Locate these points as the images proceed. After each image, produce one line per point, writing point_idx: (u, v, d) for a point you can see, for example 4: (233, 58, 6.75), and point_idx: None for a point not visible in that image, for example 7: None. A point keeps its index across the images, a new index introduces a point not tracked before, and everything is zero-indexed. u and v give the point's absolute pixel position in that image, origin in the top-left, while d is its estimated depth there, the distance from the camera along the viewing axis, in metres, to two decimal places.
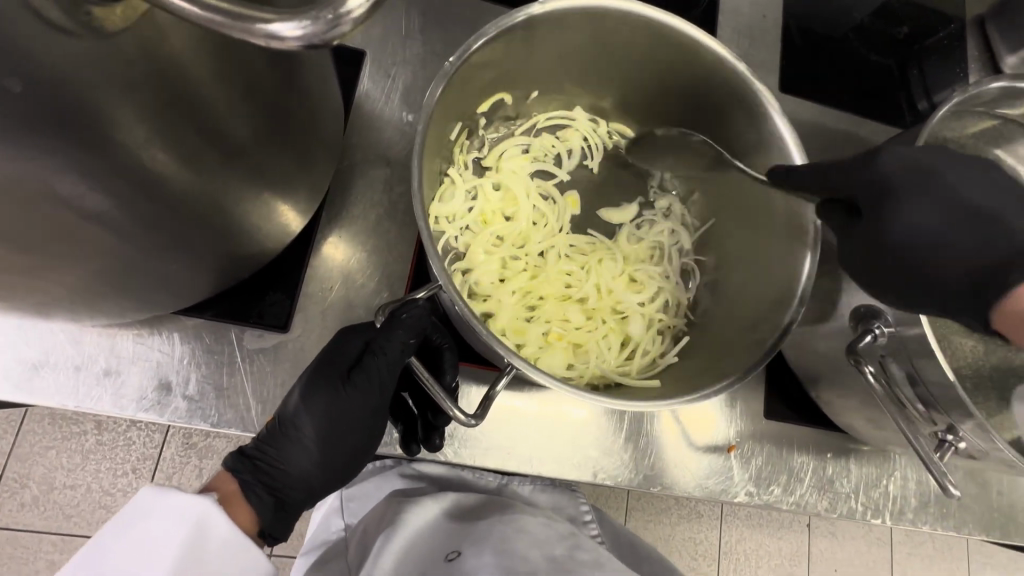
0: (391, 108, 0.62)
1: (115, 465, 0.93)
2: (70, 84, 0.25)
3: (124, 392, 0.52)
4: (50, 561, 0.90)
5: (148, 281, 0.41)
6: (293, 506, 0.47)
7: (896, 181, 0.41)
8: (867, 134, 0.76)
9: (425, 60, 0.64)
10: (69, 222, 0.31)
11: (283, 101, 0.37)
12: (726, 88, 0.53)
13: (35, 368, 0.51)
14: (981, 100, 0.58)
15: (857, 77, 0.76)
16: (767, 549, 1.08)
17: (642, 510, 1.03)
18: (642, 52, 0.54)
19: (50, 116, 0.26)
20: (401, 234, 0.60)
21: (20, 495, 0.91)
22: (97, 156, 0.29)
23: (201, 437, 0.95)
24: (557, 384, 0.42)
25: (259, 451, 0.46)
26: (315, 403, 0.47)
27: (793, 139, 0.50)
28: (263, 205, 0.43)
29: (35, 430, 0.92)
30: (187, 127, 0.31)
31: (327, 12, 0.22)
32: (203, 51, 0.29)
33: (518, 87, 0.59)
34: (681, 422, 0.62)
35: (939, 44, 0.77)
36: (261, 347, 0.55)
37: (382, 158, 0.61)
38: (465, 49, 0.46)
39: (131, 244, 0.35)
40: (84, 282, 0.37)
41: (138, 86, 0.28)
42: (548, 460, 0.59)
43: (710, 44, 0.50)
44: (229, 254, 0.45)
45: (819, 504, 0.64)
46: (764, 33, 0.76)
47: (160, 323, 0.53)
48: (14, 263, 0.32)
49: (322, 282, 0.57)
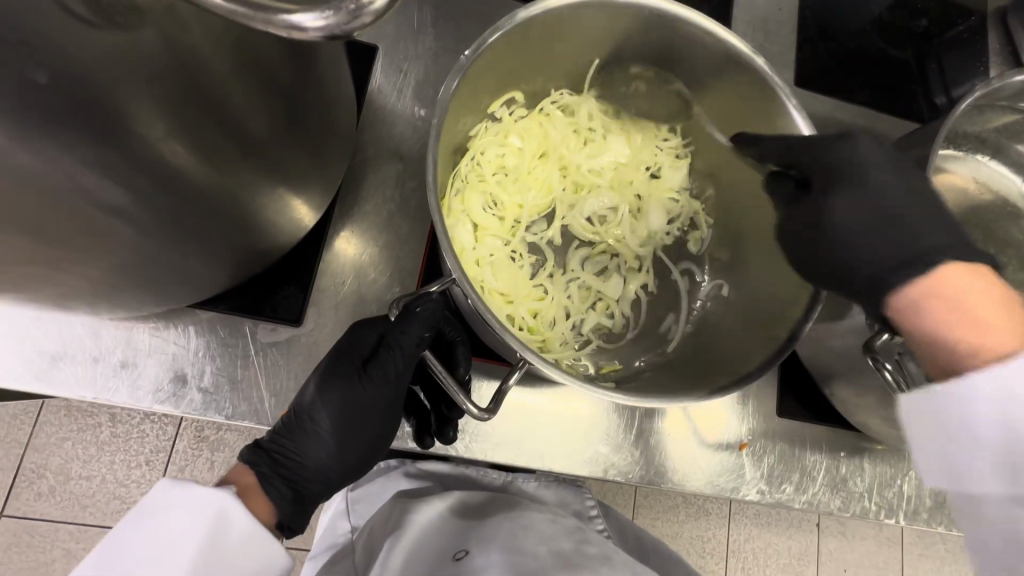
0: (403, 103, 0.62)
1: (130, 457, 0.94)
2: (96, 76, 0.26)
3: (141, 384, 0.53)
4: (67, 550, 0.91)
5: (167, 274, 0.41)
6: (310, 498, 0.47)
7: (843, 168, 0.45)
8: (883, 128, 0.74)
9: (437, 55, 0.64)
10: (90, 215, 0.31)
11: (299, 95, 0.37)
12: (743, 83, 0.52)
13: (53, 359, 0.52)
14: (1003, 94, 0.57)
15: (873, 70, 0.75)
16: (776, 548, 1.07)
17: (649, 507, 1.03)
18: (659, 45, 0.54)
19: (73, 107, 0.26)
20: (412, 229, 0.60)
21: (38, 485, 0.92)
22: (117, 148, 0.29)
23: (214, 429, 0.96)
24: (572, 380, 0.42)
25: (275, 443, 0.47)
26: (330, 397, 0.47)
27: (811, 135, 0.49)
28: (280, 198, 0.44)
29: (53, 421, 0.94)
30: (205, 121, 0.31)
31: (349, 3, 0.22)
32: (221, 46, 0.29)
33: (531, 82, 0.59)
34: (690, 422, 0.62)
35: (957, 38, 0.75)
36: (274, 341, 0.55)
37: (395, 153, 0.61)
38: (479, 44, 0.46)
39: (150, 237, 0.36)
40: (105, 274, 0.37)
41: (158, 79, 0.28)
42: (558, 456, 0.59)
43: (728, 39, 0.49)
44: (246, 247, 0.45)
45: (831, 503, 0.64)
46: (779, 27, 0.75)
47: (175, 316, 0.54)
48: (36, 255, 0.32)
49: (335, 276, 0.57)
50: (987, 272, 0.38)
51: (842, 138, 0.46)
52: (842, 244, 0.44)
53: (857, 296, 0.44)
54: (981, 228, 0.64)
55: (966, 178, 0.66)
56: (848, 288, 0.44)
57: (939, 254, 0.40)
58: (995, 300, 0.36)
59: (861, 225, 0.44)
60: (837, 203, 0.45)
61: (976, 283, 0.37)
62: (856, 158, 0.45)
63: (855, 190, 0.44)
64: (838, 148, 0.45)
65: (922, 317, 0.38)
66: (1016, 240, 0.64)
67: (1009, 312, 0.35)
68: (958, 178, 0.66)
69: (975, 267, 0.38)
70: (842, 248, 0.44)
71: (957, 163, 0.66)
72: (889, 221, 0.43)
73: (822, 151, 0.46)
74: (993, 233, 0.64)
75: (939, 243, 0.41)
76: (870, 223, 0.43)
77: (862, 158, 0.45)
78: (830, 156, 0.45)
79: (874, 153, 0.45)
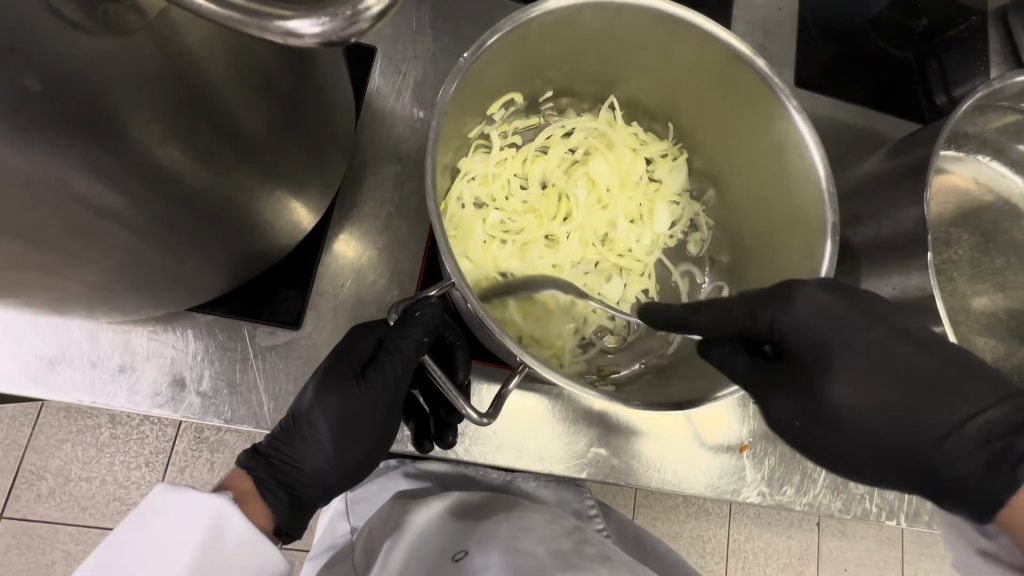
0: (402, 104, 0.62)
1: (130, 458, 0.94)
2: (90, 80, 0.26)
3: (139, 387, 0.53)
4: (67, 551, 0.91)
5: (165, 278, 0.41)
6: (308, 503, 0.47)
7: (820, 339, 0.43)
8: (884, 129, 0.74)
9: (436, 56, 0.64)
10: (85, 220, 0.31)
11: (296, 100, 0.37)
12: (742, 85, 0.52)
13: (51, 363, 0.52)
14: (1005, 94, 0.56)
15: (873, 70, 0.75)
16: (776, 548, 1.07)
17: (650, 507, 1.03)
18: (658, 47, 0.54)
19: (67, 112, 0.26)
20: (411, 232, 0.60)
21: (38, 487, 0.92)
22: (112, 152, 0.29)
23: (213, 431, 0.96)
24: (571, 383, 0.41)
25: (273, 448, 0.47)
26: (328, 401, 0.47)
27: (811, 135, 0.49)
28: (278, 201, 0.43)
29: (52, 423, 0.94)
30: (201, 125, 0.31)
31: (345, 8, 0.22)
32: (215, 50, 0.29)
33: (530, 84, 0.59)
34: (691, 423, 0.62)
35: (957, 38, 0.74)
36: (273, 344, 0.55)
37: (393, 155, 0.61)
38: (478, 46, 0.46)
39: (147, 241, 0.35)
40: (102, 279, 0.37)
41: (152, 83, 0.27)
42: (559, 458, 0.58)
43: (728, 40, 0.49)
44: (244, 251, 0.45)
45: (832, 505, 0.64)
46: (779, 26, 0.75)
47: (174, 320, 0.54)
48: (32, 260, 0.32)
49: (334, 279, 0.57)
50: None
51: (788, 297, 0.43)
52: (854, 423, 0.42)
53: (905, 472, 0.42)
54: (982, 228, 0.64)
55: (967, 179, 0.66)
56: (871, 463, 0.42)
57: (976, 411, 0.39)
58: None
59: (861, 406, 0.41)
60: (832, 391, 0.42)
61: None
62: (803, 318, 0.43)
63: (834, 377, 0.42)
64: (790, 309, 0.43)
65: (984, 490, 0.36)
66: (1018, 240, 0.64)
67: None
68: (958, 178, 0.65)
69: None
70: (832, 421, 0.43)
71: (957, 164, 0.66)
72: (897, 377, 0.41)
73: (782, 314, 0.44)
74: (994, 234, 0.64)
75: (977, 392, 0.40)
76: (878, 394, 0.41)
77: (823, 315, 0.43)
78: (788, 322, 0.43)
79: (840, 308, 0.43)
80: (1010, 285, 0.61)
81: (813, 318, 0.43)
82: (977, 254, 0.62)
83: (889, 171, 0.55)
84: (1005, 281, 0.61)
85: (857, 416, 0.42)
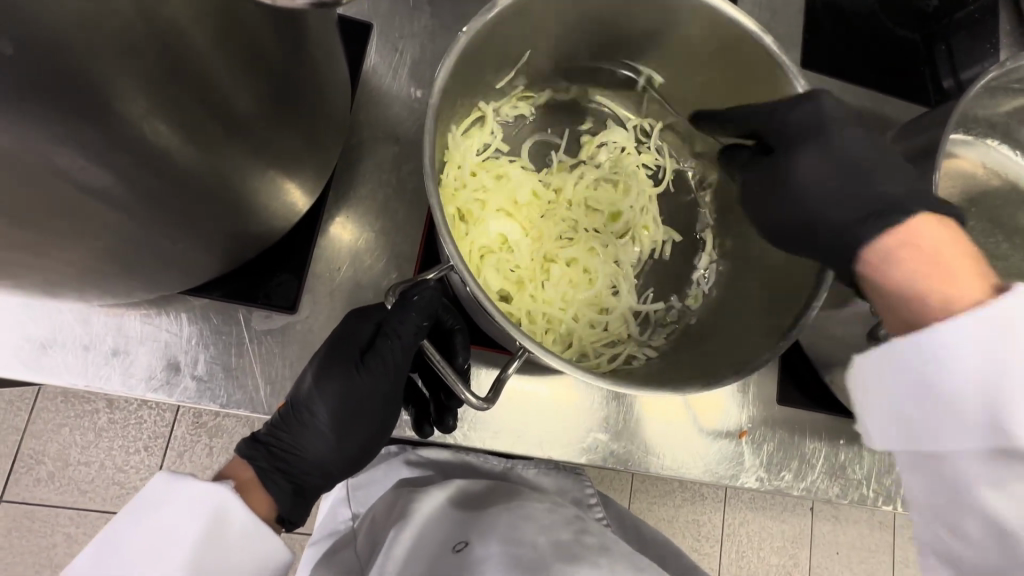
0: (399, 83, 0.60)
1: (128, 443, 0.94)
2: (68, 49, 0.25)
3: (133, 371, 0.52)
4: (68, 535, 0.91)
5: (157, 260, 0.40)
6: (310, 491, 0.48)
7: (808, 126, 0.47)
8: (891, 112, 0.73)
9: (434, 33, 0.62)
10: (70, 197, 0.30)
11: (289, 77, 0.36)
12: (751, 63, 0.51)
13: (43, 347, 0.51)
14: (1017, 75, 0.55)
15: (880, 53, 0.73)
16: (770, 531, 1.08)
17: (646, 492, 1.04)
18: (666, 23, 0.52)
19: (44, 83, 0.25)
20: (408, 216, 0.59)
21: (36, 471, 0.92)
22: (95, 126, 0.27)
23: (211, 416, 0.96)
24: (570, 367, 0.40)
25: (273, 437, 0.46)
26: (327, 388, 0.47)
27: (819, 116, 0.48)
28: (271, 182, 0.42)
29: (49, 408, 0.93)
30: (189, 99, 0.30)
31: None
32: (200, 21, 0.27)
33: (531, 64, 0.57)
34: (689, 409, 0.61)
35: (967, 19, 0.71)
36: (269, 328, 0.54)
37: (391, 135, 0.59)
38: (477, 19, 0.44)
39: (136, 221, 0.34)
40: (93, 259, 0.36)
41: (136, 50, 0.26)
42: (559, 444, 0.58)
43: (737, 17, 0.47)
44: (238, 231, 0.44)
45: (829, 490, 0.64)
46: (787, 6, 0.73)
47: (168, 303, 0.53)
48: (18, 239, 0.31)
49: (330, 263, 0.56)
50: (954, 224, 0.37)
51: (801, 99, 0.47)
52: (801, 200, 0.46)
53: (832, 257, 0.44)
54: (987, 213, 0.63)
55: (974, 163, 0.65)
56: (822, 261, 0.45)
57: (927, 205, 0.40)
58: (960, 250, 0.36)
59: (829, 190, 0.44)
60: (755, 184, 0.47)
61: (941, 234, 0.36)
62: (820, 117, 0.46)
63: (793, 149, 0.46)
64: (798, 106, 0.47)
65: (897, 272, 0.37)
66: None
67: (970, 261, 0.35)
68: (966, 163, 0.64)
69: (948, 222, 0.37)
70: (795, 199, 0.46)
71: (965, 149, 0.65)
72: (855, 180, 0.44)
73: (786, 113, 0.47)
74: (1001, 220, 0.63)
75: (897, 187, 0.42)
76: (831, 180, 0.45)
77: (828, 113, 0.46)
78: (787, 127, 0.47)
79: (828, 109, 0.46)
80: (1016, 271, 0.60)
81: (806, 117, 0.47)
82: (981, 239, 0.61)
83: (895, 154, 0.54)
84: (1012, 267, 0.60)
85: (812, 216, 0.45)
